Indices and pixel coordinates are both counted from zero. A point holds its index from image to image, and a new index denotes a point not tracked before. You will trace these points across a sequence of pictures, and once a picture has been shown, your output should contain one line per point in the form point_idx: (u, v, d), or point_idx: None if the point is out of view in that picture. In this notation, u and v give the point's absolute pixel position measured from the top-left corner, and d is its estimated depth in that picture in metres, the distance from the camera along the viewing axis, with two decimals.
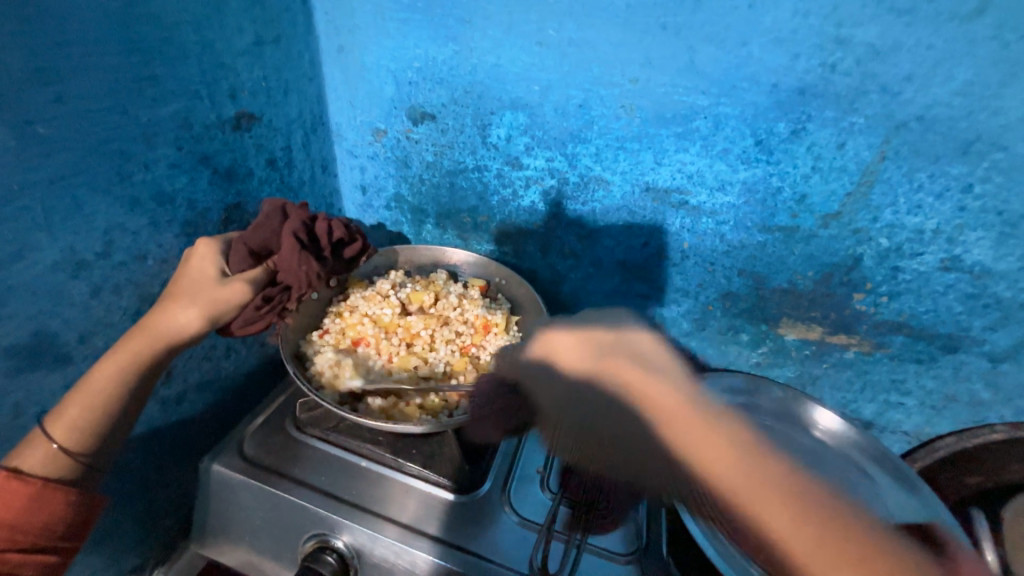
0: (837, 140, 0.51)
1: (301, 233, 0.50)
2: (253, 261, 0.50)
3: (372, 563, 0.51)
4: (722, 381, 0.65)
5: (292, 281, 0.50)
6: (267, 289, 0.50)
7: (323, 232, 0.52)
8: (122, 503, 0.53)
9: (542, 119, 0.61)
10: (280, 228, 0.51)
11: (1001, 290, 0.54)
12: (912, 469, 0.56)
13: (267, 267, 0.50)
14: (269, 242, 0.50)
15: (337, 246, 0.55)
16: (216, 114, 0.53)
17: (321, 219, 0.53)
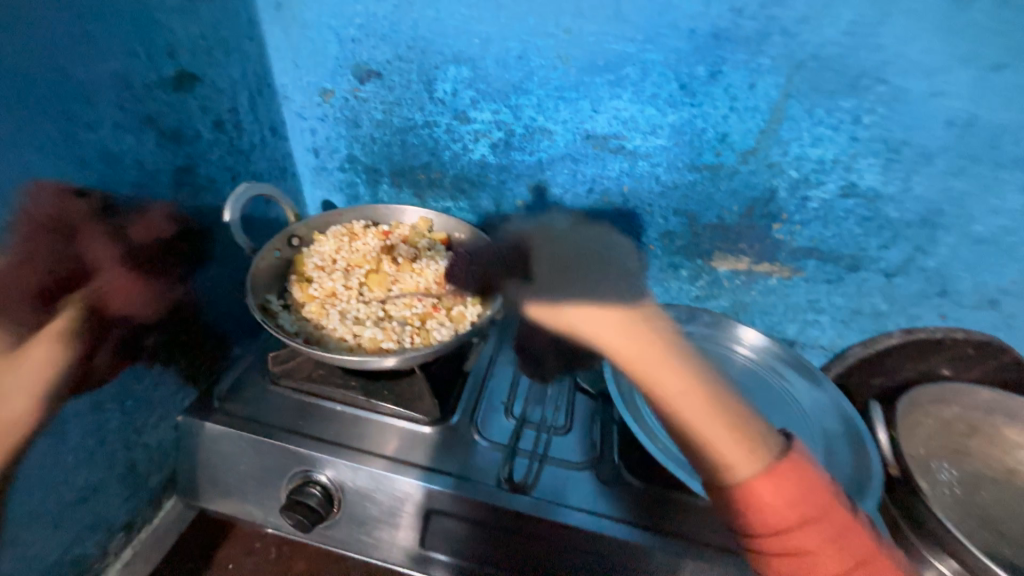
0: (749, 80, 0.57)
1: (126, 253, 0.51)
2: (49, 309, 0.45)
3: (353, 492, 0.55)
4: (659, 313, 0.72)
5: (135, 309, 0.53)
6: (81, 337, 0.48)
7: (131, 247, 0.52)
8: (105, 462, 0.56)
9: (484, 71, 0.63)
10: (60, 247, 0.45)
11: (890, 212, 0.63)
12: (819, 369, 0.66)
13: (67, 312, 0.46)
14: (54, 267, 0.45)
15: (149, 251, 0.55)
16: (156, 73, 0.53)
17: (101, 213, 0.49)
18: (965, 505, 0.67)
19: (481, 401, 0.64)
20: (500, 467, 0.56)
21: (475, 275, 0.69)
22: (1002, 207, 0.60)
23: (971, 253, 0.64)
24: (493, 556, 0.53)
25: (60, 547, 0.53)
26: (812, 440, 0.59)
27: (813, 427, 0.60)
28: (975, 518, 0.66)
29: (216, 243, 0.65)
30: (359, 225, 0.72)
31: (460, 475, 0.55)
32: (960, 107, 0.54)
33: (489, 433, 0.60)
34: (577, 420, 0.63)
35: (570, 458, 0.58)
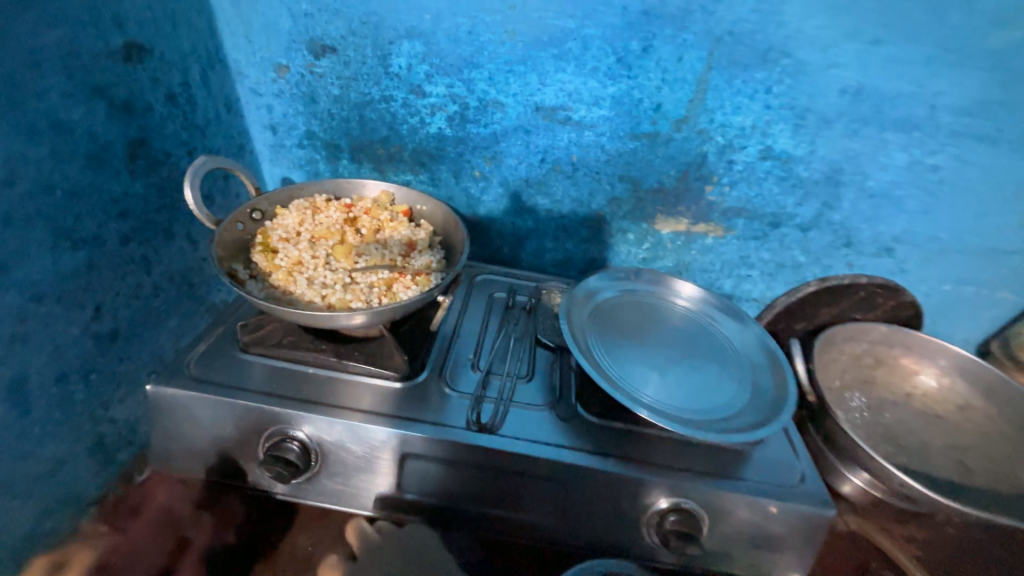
0: (677, 54, 0.64)
1: None
2: None
3: (330, 444, 0.58)
4: (608, 272, 0.79)
5: None
6: None
7: None
8: (70, 436, 0.56)
9: (437, 46, 0.67)
10: None
11: (801, 172, 0.72)
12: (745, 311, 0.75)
13: None
14: None
15: None
16: (104, 43, 0.52)
17: None
18: (872, 425, 0.76)
19: (449, 358, 0.69)
20: (469, 412, 0.61)
21: (438, 243, 0.73)
22: (889, 164, 0.70)
23: (868, 207, 0.75)
24: (465, 491, 0.59)
25: (29, 520, 0.53)
26: (741, 372, 0.67)
27: (741, 362, 0.69)
28: (881, 435, 0.75)
29: (175, 219, 0.65)
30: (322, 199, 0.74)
31: (432, 421, 0.59)
32: (851, 76, 0.63)
33: (457, 385, 0.65)
34: (537, 369, 0.69)
35: (533, 401, 0.64)
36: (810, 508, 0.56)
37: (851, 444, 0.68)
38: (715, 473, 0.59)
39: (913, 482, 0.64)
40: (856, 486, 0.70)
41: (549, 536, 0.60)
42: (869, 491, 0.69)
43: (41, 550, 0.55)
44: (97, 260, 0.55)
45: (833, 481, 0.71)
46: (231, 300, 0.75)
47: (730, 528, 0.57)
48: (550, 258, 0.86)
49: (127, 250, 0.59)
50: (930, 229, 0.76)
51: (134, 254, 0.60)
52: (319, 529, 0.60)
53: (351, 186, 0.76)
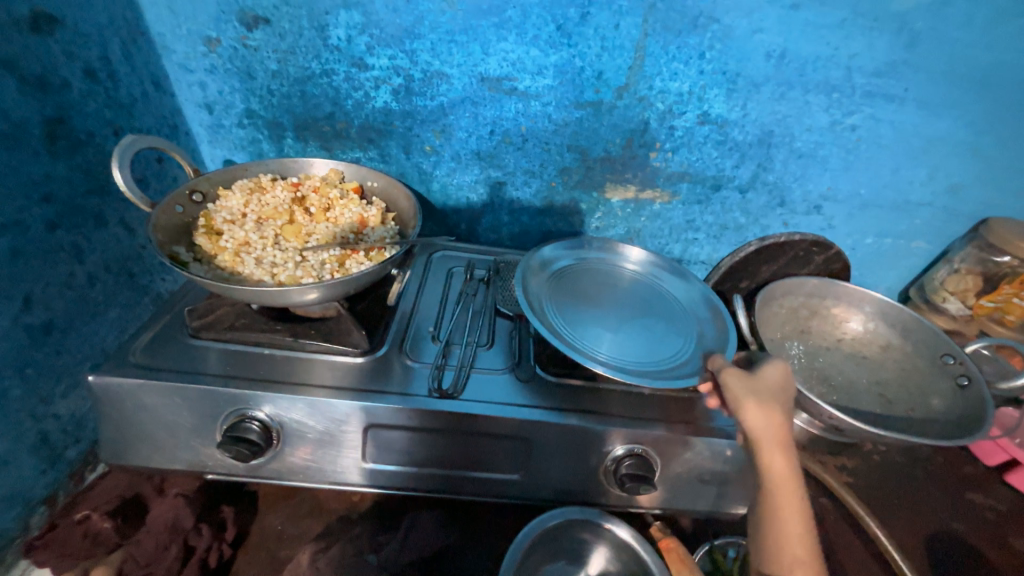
0: (614, 21, 0.66)
1: None
2: None
3: (292, 421, 0.58)
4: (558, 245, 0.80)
5: None
6: None
7: None
8: (11, 434, 0.54)
9: (375, 16, 0.66)
10: None
11: (736, 135, 0.76)
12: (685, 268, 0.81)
13: None
14: None
15: None
16: (7, 12, 0.49)
17: None
18: (808, 370, 0.83)
19: (409, 332, 0.69)
20: (431, 381, 0.62)
21: (391, 219, 0.73)
22: (814, 125, 0.75)
23: (798, 167, 0.80)
24: (433, 456, 0.60)
25: None
26: (684, 324, 0.72)
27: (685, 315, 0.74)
28: (816, 378, 0.82)
29: (107, 204, 0.62)
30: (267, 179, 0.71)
31: (395, 391, 0.60)
32: (775, 41, 0.68)
33: (418, 357, 0.66)
34: (497, 338, 0.71)
35: (494, 367, 0.66)
36: None
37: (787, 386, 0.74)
38: (666, 420, 0.63)
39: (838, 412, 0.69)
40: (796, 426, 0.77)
41: (518, 492, 0.62)
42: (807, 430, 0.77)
43: None
44: (22, 248, 0.52)
45: None
46: (177, 288, 0.73)
47: (681, 468, 0.62)
48: (507, 231, 0.88)
49: (56, 237, 0.56)
50: (852, 186, 0.82)
51: (63, 241, 0.57)
52: (289, 508, 0.63)
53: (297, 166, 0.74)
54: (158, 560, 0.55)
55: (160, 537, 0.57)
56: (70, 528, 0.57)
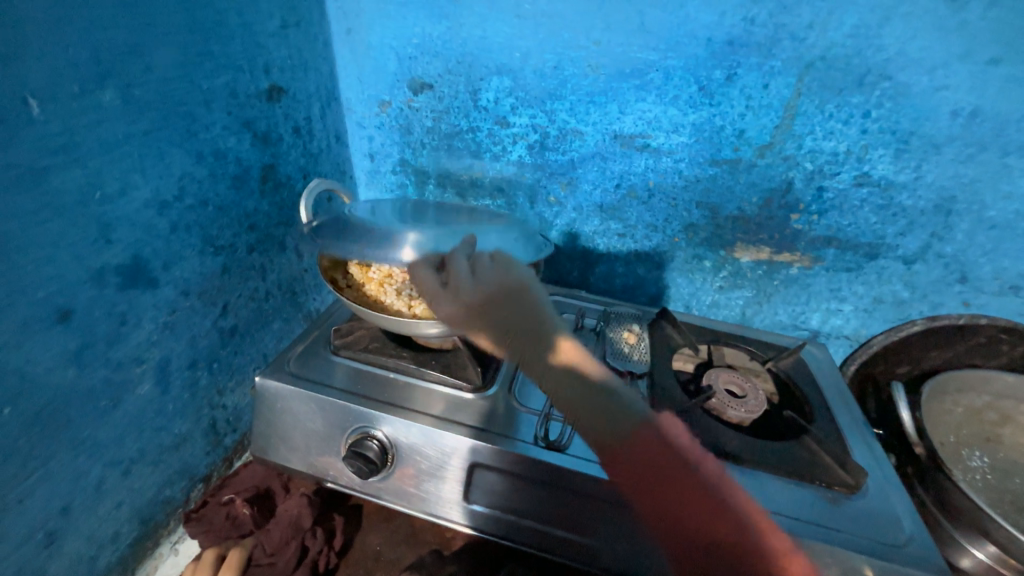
0: (762, 82, 0.64)
1: None
2: None
3: (406, 446, 0.61)
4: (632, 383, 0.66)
5: None
6: None
7: None
8: (193, 418, 0.64)
9: (523, 81, 0.72)
10: None
11: (904, 200, 0.67)
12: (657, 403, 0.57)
13: None
14: None
15: None
16: (254, 85, 0.63)
17: None
18: (997, 490, 0.67)
19: (518, 375, 0.70)
20: (538, 427, 0.61)
21: None
22: (1014, 192, 0.63)
23: (988, 239, 0.67)
24: (531, 507, 0.59)
25: (155, 486, 0.61)
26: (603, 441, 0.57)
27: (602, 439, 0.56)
28: (1009, 502, 0.66)
29: (289, 233, 0.75)
30: (408, 237, 0.63)
31: (503, 434, 0.61)
32: (964, 98, 0.60)
33: (525, 400, 0.66)
34: None
35: None
36: (919, 574, 0.50)
37: (971, 508, 0.59)
38: (806, 520, 0.54)
39: None
40: (979, 561, 0.60)
41: (616, 567, 0.57)
42: (994, 568, 0.59)
43: (160, 515, 0.62)
44: (230, 264, 0.65)
45: (949, 553, 0.62)
46: (324, 308, 0.83)
47: None
48: (620, 283, 0.87)
49: (252, 258, 0.68)
50: None
51: (255, 261, 0.69)
52: (388, 531, 0.66)
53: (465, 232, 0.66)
54: (281, 552, 0.61)
55: (285, 531, 0.62)
56: (217, 508, 0.66)
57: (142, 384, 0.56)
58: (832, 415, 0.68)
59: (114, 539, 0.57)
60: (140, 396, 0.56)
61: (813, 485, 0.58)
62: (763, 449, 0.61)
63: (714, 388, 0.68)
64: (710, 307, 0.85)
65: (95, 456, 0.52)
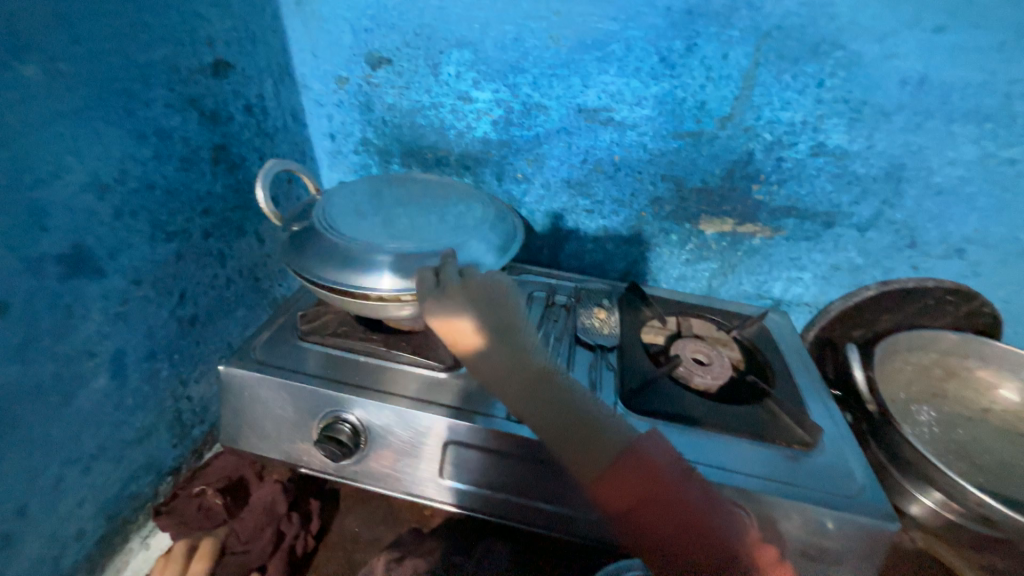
0: (721, 52, 0.65)
1: None
2: None
3: (378, 428, 0.61)
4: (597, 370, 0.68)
5: None
6: None
7: None
8: (156, 411, 0.62)
9: (484, 54, 0.71)
10: None
11: (857, 168, 0.69)
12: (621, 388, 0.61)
13: None
14: None
15: None
16: (197, 60, 0.60)
17: None
18: (943, 441, 0.71)
19: None
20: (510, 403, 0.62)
21: None
22: (958, 158, 0.66)
23: (934, 204, 0.70)
24: (506, 481, 0.60)
25: (120, 481, 0.59)
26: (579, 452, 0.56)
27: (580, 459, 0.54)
28: (953, 452, 0.70)
29: (247, 217, 0.72)
30: (387, 264, 0.62)
31: (477, 411, 0.61)
32: (912, 66, 0.62)
33: None
34: (576, 366, 0.69)
35: None
36: (868, 519, 0.53)
37: (917, 457, 0.63)
38: (767, 476, 0.57)
39: (990, 499, 0.58)
40: (926, 507, 0.64)
41: (589, 532, 0.59)
42: (940, 513, 0.64)
43: (128, 511, 0.61)
44: (184, 251, 0.62)
45: (899, 502, 0.67)
46: (290, 295, 0.81)
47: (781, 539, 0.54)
48: (590, 259, 0.87)
49: (208, 244, 0.66)
50: (1008, 229, 0.70)
51: (212, 248, 0.66)
52: (366, 512, 0.66)
53: (445, 249, 0.64)
54: (256, 539, 0.60)
55: (258, 518, 0.62)
56: (188, 500, 0.65)
57: (96, 378, 0.54)
58: (792, 378, 0.71)
59: (78, 537, 0.56)
60: (95, 391, 0.54)
61: (773, 444, 0.61)
62: (726, 413, 0.64)
63: (681, 357, 0.70)
64: (677, 280, 0.86)
65: (49, 454, 0.51)
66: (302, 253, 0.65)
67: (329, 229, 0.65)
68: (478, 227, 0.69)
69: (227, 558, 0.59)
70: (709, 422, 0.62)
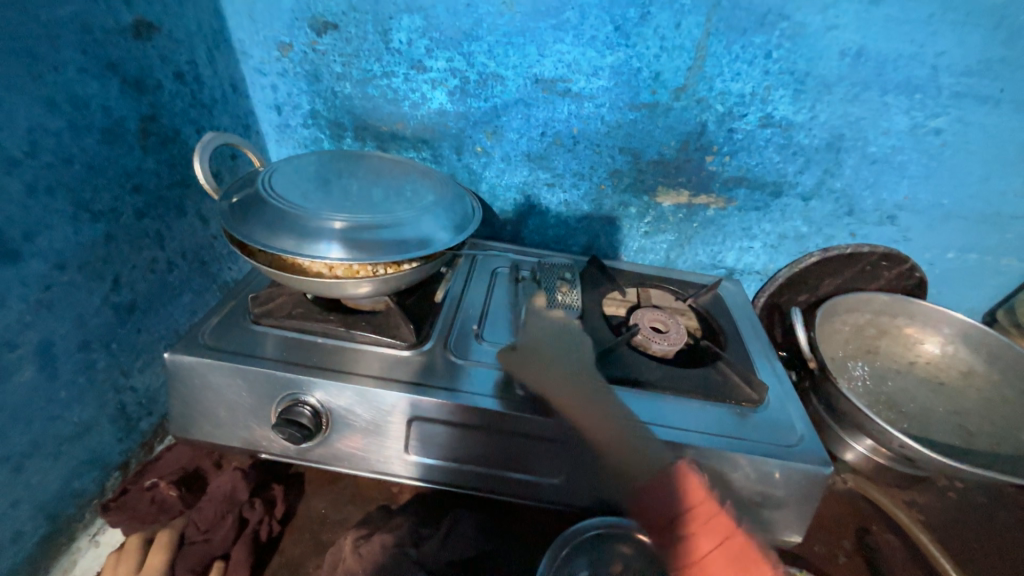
0: (675, 21, 0.65)
1: None
2: None
3: (340, 409, 0.60)
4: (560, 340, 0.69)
5: None
6: None
7: None
8: (95, 404, 0.59)
9: (436, 20, 0.68)
10: None
11: (802, 139, 0.72)
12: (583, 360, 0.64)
13: None
14: None
15: None
16: (114, 19, 0.54)
17: None
18: (874, 393, 0.78)
19: (454, 329, 0.70)
20: (475, 378, 0.63)
21: None
22: (891, 128, 0.70)
23: (870, 173, 0.75)
24: (474, 453, 0.60)
25: (60, 479, 0.56)
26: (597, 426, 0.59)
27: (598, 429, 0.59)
28: (883, 402, 0.77)
29: (186, 196, 0.68)
30: (334, 230, 0.59)
31: (442, 386, 0.61)
32: (851, 38, 0.64)
33: (464, 354, 0.67)
34: None
35: None
36: (809, 466, 0.57)
37: (852, 409, 0.68)
38: (719, 433, 0.60)
39: (912, 442, 0.63)
40: (859, 453, 0.71)
41: (556, 497, 0.61)
42: (872, 458, 0.71)
43: (72, 509, 0.58)
44: (115, 232, 0.57)
45: (837, 450, 0.73)
46: (240, 278, 0.78)
47: (731, 490, 0.58)
48: (553, 234, 0.87)
49: (142, 224, 0.61)
50: (934, 195, 0.76)
51: (148, 228, 0.62)
52: (333, 494, 0.65)
53: (398, 220, 0.62)
54: (217, 527, 0.59)
55: (219, 506, 0.60)
56: (140, 493, 0.62)
57: (20, 370, 0.50)
58: (743, 342, 0.75)
59: (16, 539, 0.52)
60: (21, 385, 0.50)
61: (724, 403, 0.65)
62: (682, 377, 0.67)
63: (639, 326, 0.73)
64: (637, 253, 0.88)
65: None
66: (246, 218, 0.60)
67: (274, 196, 0.62)
68: (433, 204, 0.67)
69: (186, 548, 0.57)
70: (666, 385, 0.65)
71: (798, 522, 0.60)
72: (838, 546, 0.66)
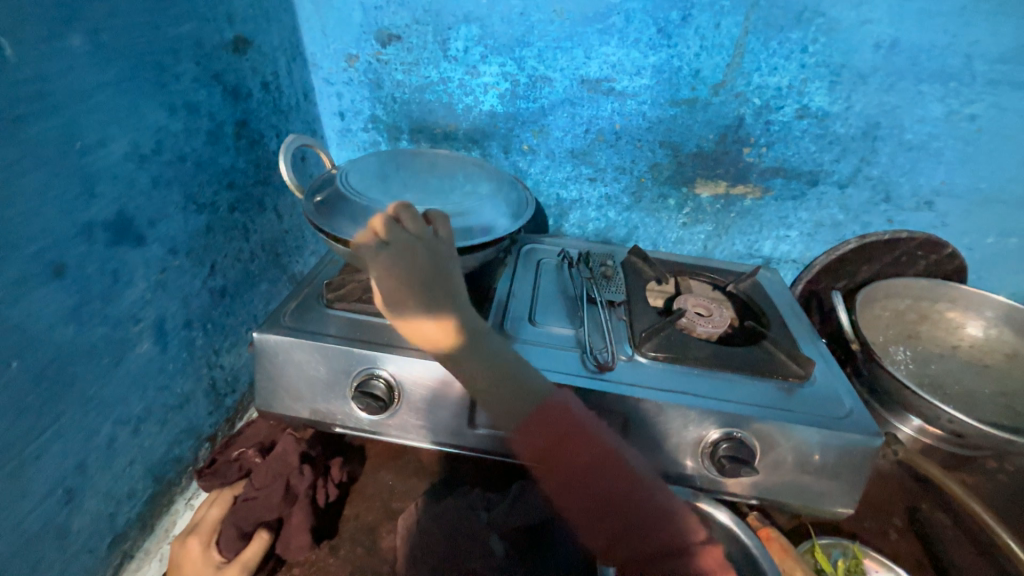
0: (715, 21, 0.70)
1: None
2: None
3: (410, 383, 0.65)
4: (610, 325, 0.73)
5: None
6: None
7: None
8: (193, 377, 0.65)
9: (491, 28, 0.74)
10: None
11: (838, 128, 0.76)
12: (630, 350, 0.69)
13: None
14: None
15: None
16: (220, 36, 0.62)
17: None
18: (918, 375, 0.79)
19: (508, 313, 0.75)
20: (532, 354, 0.67)
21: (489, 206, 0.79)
22: (926, 115, 0.73)
23: (906, 160, 0.77)
24: None
25: (165, 444, 0.62)
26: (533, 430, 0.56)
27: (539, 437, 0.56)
28: (927, 384, 0.78)
29: (266, 193, 0.75)
30: None
31: None
32: (884, 31, 0.68)
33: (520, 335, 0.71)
34: (590, 322, 0.74)
35: (597, 345, 0.69)
36: (859, 436, 0.59)
37: (898, 388, 0.70)
38: (768, 405, 0.63)
39: (962, 416, 0.65)
40: (907, 434, 0.73)
41: None
42: (919, 438, 0.72)
43: (173, 473, 0.64)
44: (213, 223, 0.64)
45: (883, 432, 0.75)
46: (307, 270, 0.84)
47: (781, 461, 0.61)
48: (593, 227, 0.92)
49: (233, 217, 0.68)
50: (971, 179, 0.78)
51: (238, 221, 0.69)
52: (398, 466, 0.70)
53: (460, 210, 0.68)
54: (270, 488, 0.63)
55: (284, 473, 0.64)
56: (228, 464, 0.67)
57: (141, 342, 0.56)
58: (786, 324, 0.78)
59: (131, 496, 0.58)
60: (140, 354, 0.56)
61: (771, 379, 0.67)
62: (730, 354, 0.70)
63: (684, 310, 0.76)
64: (675, 243, 0.92)
65: (103, 414, 0.53)
66: (330, 208, 0.67)
67: (354, 189, 0.68)
68: (490, 195, 0.72)
69: (244, 506, 0.62)
70: (715, 363, 0.68)
71: (850, 493, 0.61)
72: (887, 523, 0.68)
